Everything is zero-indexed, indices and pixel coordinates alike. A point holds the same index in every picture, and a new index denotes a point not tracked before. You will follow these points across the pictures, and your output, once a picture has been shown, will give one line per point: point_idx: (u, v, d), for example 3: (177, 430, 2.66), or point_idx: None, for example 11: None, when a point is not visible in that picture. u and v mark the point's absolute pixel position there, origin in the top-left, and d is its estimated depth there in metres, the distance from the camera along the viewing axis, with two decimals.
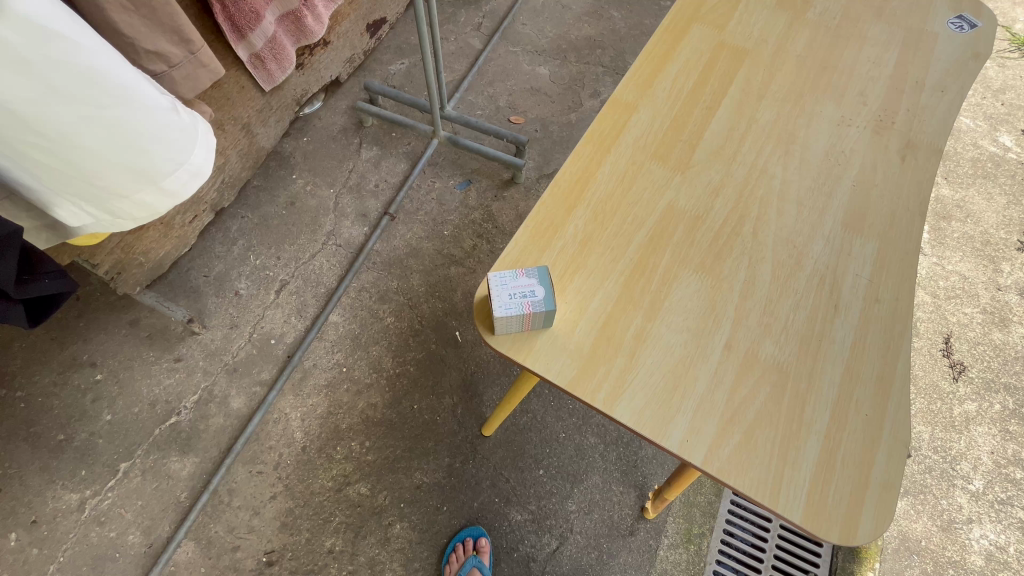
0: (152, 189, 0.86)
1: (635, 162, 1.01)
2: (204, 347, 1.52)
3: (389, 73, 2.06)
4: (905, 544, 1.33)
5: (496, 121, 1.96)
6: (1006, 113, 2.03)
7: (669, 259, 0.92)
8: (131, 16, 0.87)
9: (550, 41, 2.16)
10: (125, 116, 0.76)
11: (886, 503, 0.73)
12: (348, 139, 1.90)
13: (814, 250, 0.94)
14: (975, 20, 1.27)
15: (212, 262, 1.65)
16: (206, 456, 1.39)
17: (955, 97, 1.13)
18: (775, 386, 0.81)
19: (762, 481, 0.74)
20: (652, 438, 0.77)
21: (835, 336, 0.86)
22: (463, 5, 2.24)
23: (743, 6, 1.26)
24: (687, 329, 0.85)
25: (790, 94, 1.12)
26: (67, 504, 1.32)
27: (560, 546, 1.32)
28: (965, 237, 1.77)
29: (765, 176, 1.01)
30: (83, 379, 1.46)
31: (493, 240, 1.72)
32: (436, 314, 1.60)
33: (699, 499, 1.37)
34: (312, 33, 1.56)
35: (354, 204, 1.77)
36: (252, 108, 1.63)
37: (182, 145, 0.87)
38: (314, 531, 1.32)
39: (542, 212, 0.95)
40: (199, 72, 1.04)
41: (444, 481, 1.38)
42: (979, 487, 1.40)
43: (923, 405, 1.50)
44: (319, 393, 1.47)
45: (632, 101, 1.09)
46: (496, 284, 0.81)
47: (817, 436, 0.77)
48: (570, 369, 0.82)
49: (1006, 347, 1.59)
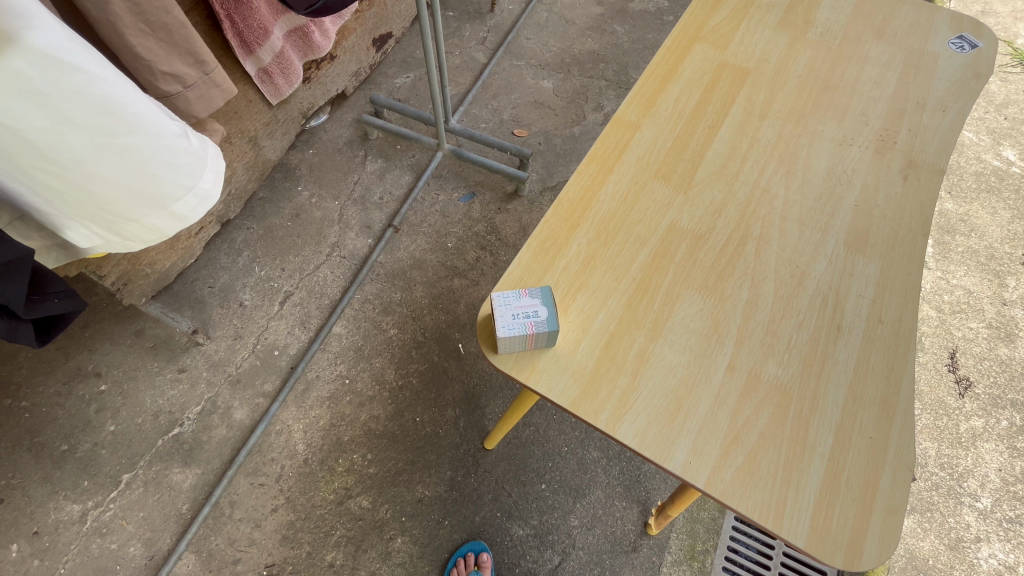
0: (161, 214, 0.87)
1: (638, 181, 1.02)
2: (207, 358, 1.53)
3: (395, 85, 2.08)
4: (912, 563, 1.32)
5: (500, 133, 1.98)
6: (1009, 127, 2.03)
7: (672, 279, 0.92)
8: (148, 39, 0.90)
9: (554, 54, 2.18)
10: (137, 143, 0.77)
11: (891, 529, 0.72)
12: (353, 151, 1.92)
13: (816, 270, 0.94)
14: (975, 41, 1.27)
15: (217, 273, 1.66)
16: (208, 468, 1.39)
17: (958, 116, 1.14)
18: (779, 408, 0.81)
19: (765, 503, 0.74)
20: (655, 460, 0.77)
21: (838, 357, 0.86)
22: (468, 19, 2.27)
23: (744, 26, 1.27)
24: (690, 349, 0.85)
25: (792, 112, 1.13)
26: (68, 516, 1.32)
27: (562, 562, 1.31)
28: (969, 250, 1.77)
29: (766, 196, 1.01)
30: (88, 389, 1.47)
31: (497, 252, 1.73)
32: (440, 327, 1.60)
33: (703, 515, 1.37)
34: (317, 47, 1.60)
35: (358, 215, 1.78)
36: (259, 121, 1.65)
37: (191, 170, 0.87)
38: (315, 545, 1.31)
39: (545, 231, 0.96)
40: (213, 92, 1.05)
41: (445, 495, 1.38)
42: (987, 505, 1.38)
43: (929, 421, 1.49)
44: (321, 405, 1.48)
45: (634, 120, 1.10)
46: (499, 303, 0.81)
47: (821, 457, 0.77)
48: (573, 389, 0.82)
49: (1012, 362, 1.58)
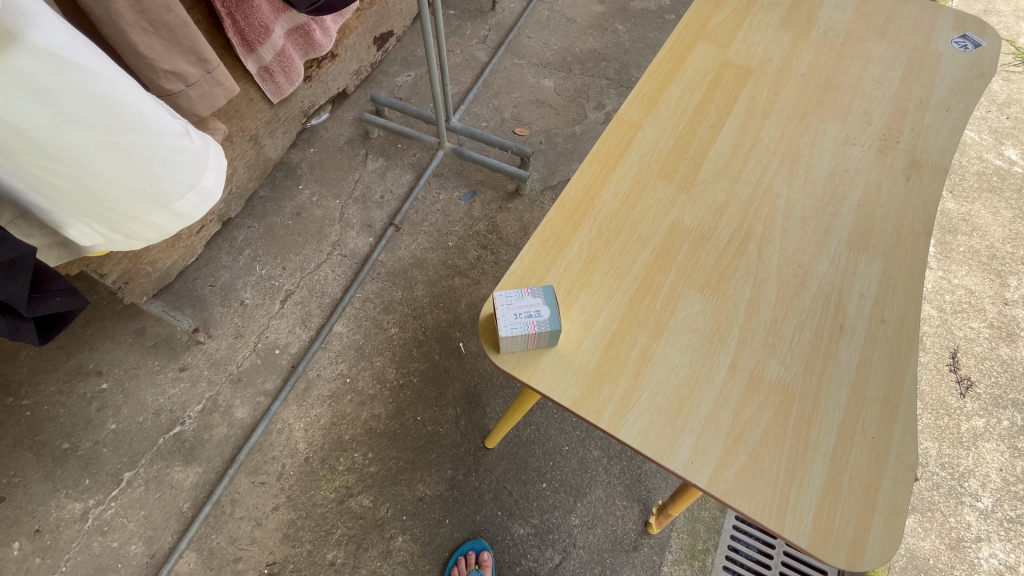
0: (163, 212, 0.87)
1: (641, 180, 1.02)
2: (208, 357, 1.53)
3: (395, 84, 2.08)
4: (913, 563, 1.32)
5: (501, 132, 1.97)
6: (1011, 127, 2.03)
7: (674, 278, 0.92)
8: (150, 38, 0.89)
9: (555, 53, 2.18)
10: (139, 142, 0.77)
11: (894, 529, 0.72)
12: (354, 150, 1.91)
13: (818, 269, 0.94)
14: (978, 39, 1.27)
15: (218, 272, 1.66)
16: (209, 466, 1.39)
17: (961, 116, 1.13)
18: (781, 408, 0.81)
19: (767, 503, 0.74)
20: (657, 459, 0.77)
21: (840, 357, 0.85)
22: (469, 17, 2.26)
23: (747, 25, 1.27)
24: (693, 349, 0.85)
25: (795, 111, 1.13)
26: (70, 514, 1.32)
27: (563, 561, 1.31)
28: (971, 250, 1.77)
29: (768, 196, 1.01)
30: (89, 387, 1.47)
31: (497, 251, 1.72)
32: (440, 325, 1.60)
33: (703, 514, 1.37)
34: (318, 46, 1.60)
35: (359, 214, 1.78)
36: (260, 119, 1.65)
37: (192, 169, 0.87)
38: (316, 544, 1.31)
39: (547, 230, 0.96)
40: (216, 91, 1.05)
41: (446, 494, 1.38)
42: (988, 505, 1.38)
43: (930, 421, 1.49)
44: (322, 404, 1.48)
45: (637, 119, 1.10)
46: (502, 303, 0.81)
47: (824, 457, 0.77)
48: (575, 388, 0.82)
49: (1013, 362, 1.58)
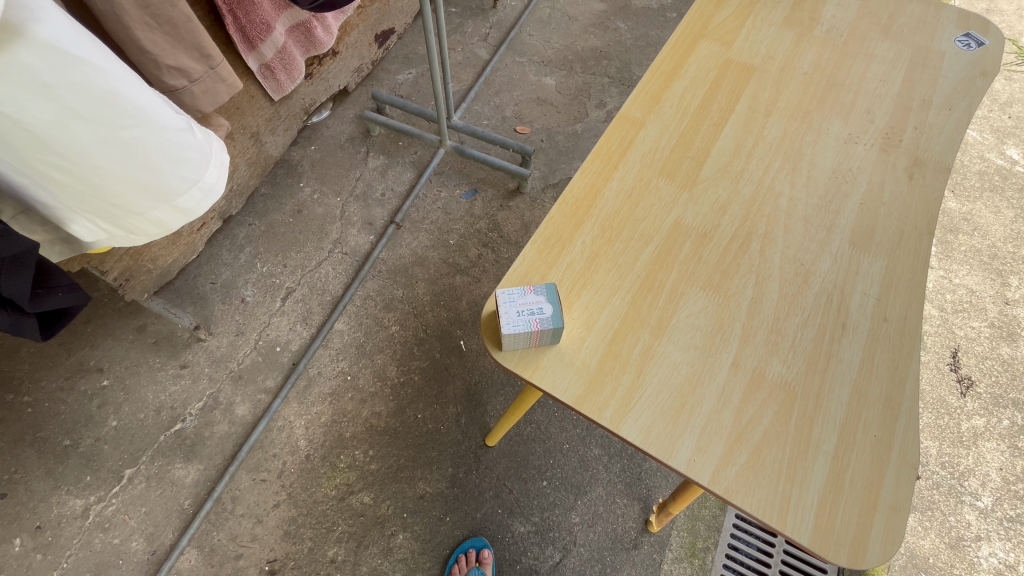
0: (165, 208, 0.87)
1: (643, 178, 1.01)
2: (209, 354, 1.53)
3: (397, 81, 2.08)
4: (913, 561, 1.32)
5: (502, 130, 1.97)
6: (1013, 126, 2.03)
7: (677, 276, 0.92)
8: (154, 33, 0.89)
9: (556, 51, 2.18)
10: (142, 137, 0.77)
11: (895, 527, 0.72)
12: (355, 148, 1.91)
13: (821, 268, 0.94)
14: (982, 39, 1.27)
15: (218, 269, 1.66)
16: (210, 464, 1.39)
17: (964, 114, 1.13)
18: (783, 406, 0.81)
19: (768, 500, 0.74)
20: (659, 457, 0.77)
21: (842, 356, 0.85)
22: (470, 15, 2.26)
23: (750, 23, 1.26)
24: (695, 347, 0.85)
25: (798, 110, 1.13)
26: (71, 510, 1.32)
27: (563, 559, 1.31)
28: (973, 250, 1.77)
29: (770, 195, 1.01)
30: (90, 384, 1.47)
31: (498, 249, 1.72)
32: (441, 323, 1.60)
33: (704, 512, 1.37)
34: (320, 43, 1.60)
35: (360, 212, 1.78)
36: (261, 117, 1.65)
37: (196, 165, 0.87)
38: (317, 541, 1.32)
39: (549, 228, 0.95)
40: (219, 87, 1.05)
41: (446, 492, 1.38)
42: (988, 504, 1.38)
43: (931, 420, 1.49)
44: (323, 401, 1.48)
45: (639, 117, 1.09)
46: (504, 301, 0.82)
47: (826, 455, 0.77)
48: (577, 386, 0.82)
49: (1014, 361, 1.58)
